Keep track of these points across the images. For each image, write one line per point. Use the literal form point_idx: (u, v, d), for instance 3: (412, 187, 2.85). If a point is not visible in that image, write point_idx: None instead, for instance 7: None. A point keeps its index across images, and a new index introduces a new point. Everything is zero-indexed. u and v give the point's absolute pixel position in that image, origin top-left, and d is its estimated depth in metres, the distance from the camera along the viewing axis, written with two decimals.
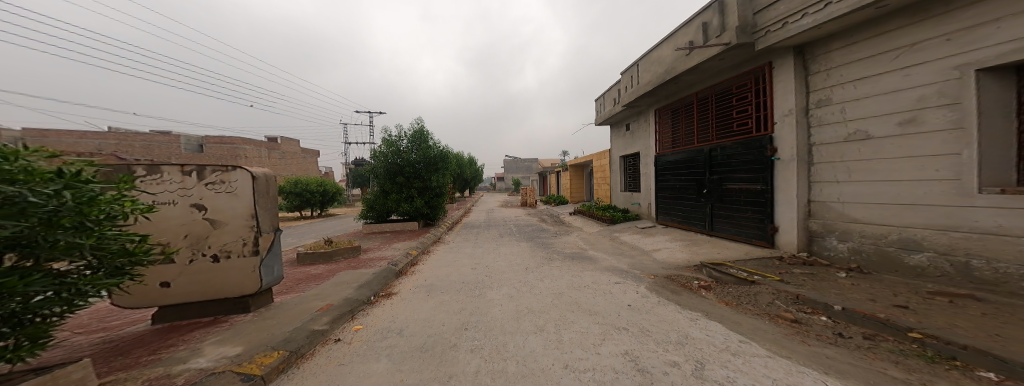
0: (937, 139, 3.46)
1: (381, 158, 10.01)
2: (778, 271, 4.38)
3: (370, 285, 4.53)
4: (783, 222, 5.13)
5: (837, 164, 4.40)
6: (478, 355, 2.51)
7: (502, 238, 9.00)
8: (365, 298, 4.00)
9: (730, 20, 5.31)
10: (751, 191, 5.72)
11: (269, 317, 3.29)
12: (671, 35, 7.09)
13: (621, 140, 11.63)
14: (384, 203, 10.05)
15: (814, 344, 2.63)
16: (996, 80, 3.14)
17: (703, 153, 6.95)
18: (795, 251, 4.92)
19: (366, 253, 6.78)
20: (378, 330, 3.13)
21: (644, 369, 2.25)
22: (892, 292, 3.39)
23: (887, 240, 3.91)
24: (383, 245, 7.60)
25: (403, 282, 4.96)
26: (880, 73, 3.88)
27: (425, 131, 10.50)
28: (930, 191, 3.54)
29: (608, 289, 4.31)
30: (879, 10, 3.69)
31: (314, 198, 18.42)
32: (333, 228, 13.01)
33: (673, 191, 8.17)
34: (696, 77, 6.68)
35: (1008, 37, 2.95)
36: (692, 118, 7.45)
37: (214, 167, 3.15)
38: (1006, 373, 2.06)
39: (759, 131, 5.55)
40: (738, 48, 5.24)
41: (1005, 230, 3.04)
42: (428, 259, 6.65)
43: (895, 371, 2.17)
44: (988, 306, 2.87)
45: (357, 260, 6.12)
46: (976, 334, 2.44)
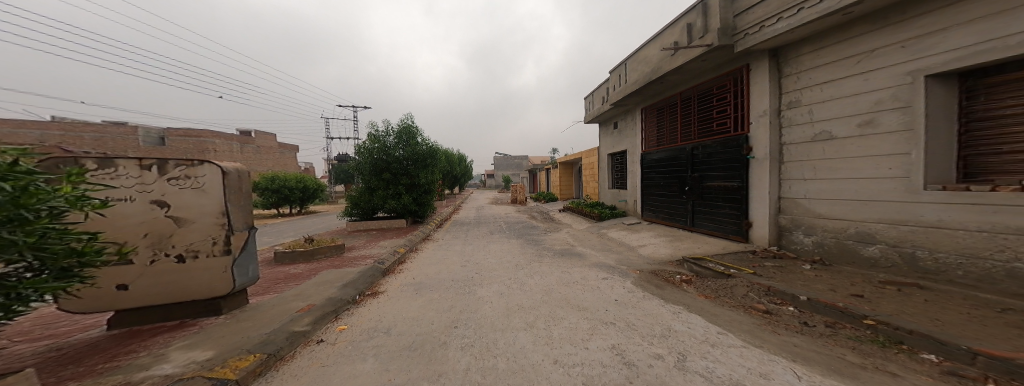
0: (889, 140, 3.73)
1: (367, 156, 9.76)
2: (752, 265, 4.62)
3: (355, 284, 4.42)
4: (756, 218, 5.39)
5: (805, 163, 4.67)
6: (468, 353, 2.50)
7: (492, 235, 8.97)
8: (350, 298, 3.90)
9: (712, 21, 5.49)
10: (728, 189, 5.96)
11: (243, 319, 3.15)
12: (658, 35, 7.25)
13: (609, 138, 11.85)
14: (371, 200, 9.82)
15: (784, 334, 2.80)
16: (946, 84, 3.38)
17: (685, 151, 7.19)
18: (767, 245, 5.19)
19: (352, 252, 6.60)
20: (363, 330, 3.06)
21: (630, 362, 2.32)
22: (850, 282, 3.65)
23: (846, 234, 4.19)
24: (369, 244, 7.43)
25: (391, 281, 4.87)
26: (844, 77, 4.14)
27: (412, 127, 10.26)
28: (884, 188, 3.81)
29: (596, 284, 4.40)
30: (844, 17, 3.92)
31: (294, 195, 17.69)
32: (316, 225, 12.64)
33: (657, 188, 8.43)
34: (680, 77, 6.87)
35: (953, 46, 3.21)
36: (676, 117, 7.67)
37: (177, 161, 2.97)
38: (943, 354, 2.29)
39: (736, 131, 5.79)
40: (718, 50, 5.44)
41: (945, 224, 3.32)
42: (416, 257, 6.55)
43: (852, 357, 2.35)
44: (930, 293, 3.15)
45: (341, 259, 5.94)
46: (919, 319, 2.68)
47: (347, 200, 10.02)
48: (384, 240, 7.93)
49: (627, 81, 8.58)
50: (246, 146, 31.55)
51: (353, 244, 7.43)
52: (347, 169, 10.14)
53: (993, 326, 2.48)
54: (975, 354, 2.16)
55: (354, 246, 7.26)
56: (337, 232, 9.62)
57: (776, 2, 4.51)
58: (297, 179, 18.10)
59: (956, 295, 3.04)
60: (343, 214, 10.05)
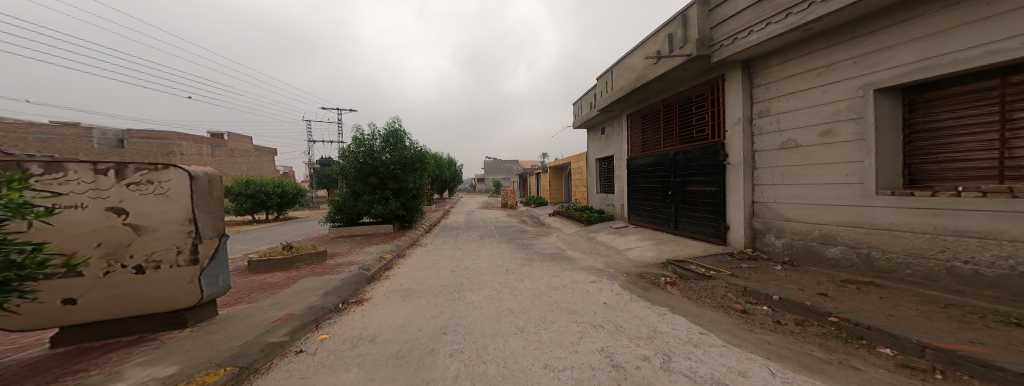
0: (845, 148, 4.02)
1: (352, 159, 9.48)
2: (729, 266, 4.81)
3: (338, 291, 4.26)
4: (732, 221, 5.63)
5: (774, 169, 4.94)
6: (457, 359, 2.47)
7: (482, 240, 8.92)
8: (333, 306, 3.76)
9: (691, 32, 5.74)
10: (707, 193, 6.21)
11: (212, 331, 2.97)
12: (642, 44, 7.50)
13: (597, 143, 12.10)
14: (356, 205, 9.56)
15: (760, 332, 2.93)
16: (894, 98, 3.69)
17: (668, 156, 7.44)
18: (743, 247, 5.43)
19: (336, 258, 6.38)
20: (346, 339, 2.95)
21: (618, 364, 2.36)
22: (816, 281, 3.88)
23: (812, 235, 4.46)
24: (354, 250, 7.21)
25: (377, 287, 4.73)
26: (806, 89, 4.44)
27: (400, 130, 10.04)
28: (842, 193, 4.08)
29: (585, 287, 4.46)
30: (807, 32, 4.21)
31: (273, 200, 16.93)
32: (297, 232, 12.15)
33: (642, 193, 8.66)
34: (663, 85, 7.13)
35: (898, 63, 3.52)
36: (659, 124, 7.94)
37: (139, 165, 2.79)
38: (898, 348, 2.46)
39: (714, 138, 6.06)
40: (697, 60, 5.70)
41: (895, 226, 3.59)
42: (404, 263, 6.40)
43: (820, 352, 2.49)
44: (886, 290, 3.39)
45: (324, 266, 5.73)
46: (877, 315, 2.88)
47: (330, 205, 9.71)
48: (371, 245, 7.72)
49: (613, 88, 8.82)
50: (219, 149, 30.02)
51: (336, 251, 7.19)
52: (331, 172, 9.83)
53: (939, 320, 2.70)
54: (924, 347, 2.34)
55: (337, 252, 7.03)
56: (320, 238, 9.31)
57: (748, 16, 4.79)
58: (275, 184, 17.34)
59: (908, 292, 3.28)
60: (326, 220, 9.74)
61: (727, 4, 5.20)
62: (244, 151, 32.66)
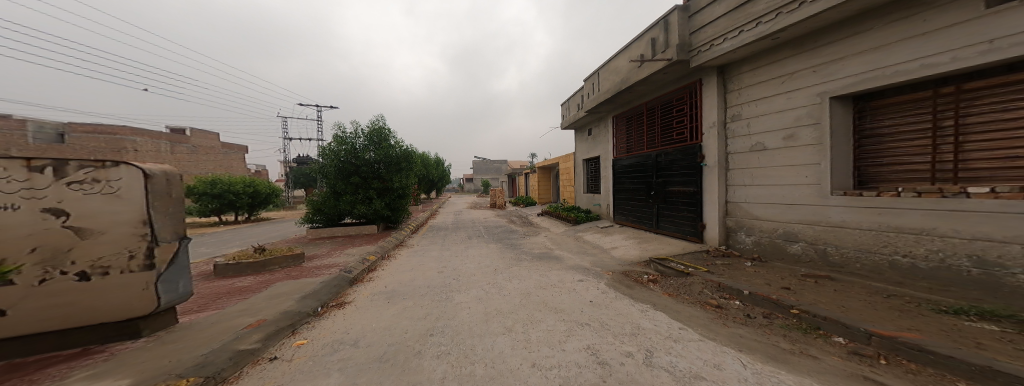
0: (804, 151, 4.30)
1: (333, 158, 9.09)
2: (705, 263, 5.02)
3: (316, 295, 4.08)
4: (708, 220, 5.87)
5: (745, 170, 5.21)
6: (443, 361, 2.43)
7: (470, 240, 8.83)
8: (311, 310, 3.60)
9: (671, 38, 5.94)
10: (685, 193, 6.44)
11: (172, 340, 2.78)
12: (626, 48, 7.67)
13: (584, 144, 12.27)
14: (337, 206, 9.18)
15: (732, 326, 3.07)
16: (846, 105, 3.97)
17: (651, 157, 7.66)
18: (717, 245, 5.67)
19: (316, 261, 6.12)
20: (326, 345, 2.83)
21: (604, 361, 2.40)
22: (781, 276, 4.12)
23: (776, 233, 4.73)
24: (334, 252, 6.94)
25: (359, 290, 4.56)
26: (772, 95, 4.71)
27: (384, 129, 9.73)
28: (802, 193, 4.36)
29: (572, 287, 4.51)
30: (774, 41, 4.46)
31: (243, 201, 16.04)
32: (272, 233, 11.57)
33: (626, 193, 8.87)
34: (646, 88, 7.33)
35: (849, 73, 3.80)
36: (642, 126, 8.16)
37: (82, 163, 2.55)
38: (849, 336, 2.66)
39: (692, 140, 6.29)
40: (677, 64, 5.90)
41: (847, 223, 3.87)
42: (388, 264, 6.22)
43: (784, 343, 2.64)
44: (841, 283, 3.65)
45: (303, 269, 5.48)
46: (831, 306, 3.09)
47: (309, 206, 9.29)
48: (353, 247, 7.46)
49: (600, 90, 8.98)
50: (184, 145, 28.11)
51: (315, 253, 6.90)
52: (310, 171, 9.40)
53: (884, 309, 2.94)
54: (872, 335, 2.53)
55: (317, 254, 6.74)
56: (298, 240, 8.89)
57: (723, 24, 5.01)
58: (245, 183, 16.42)
59: (860, 285, 3.54)
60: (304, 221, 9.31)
61: (704, 12, 5.40)
62: (210, 148, 30.72)
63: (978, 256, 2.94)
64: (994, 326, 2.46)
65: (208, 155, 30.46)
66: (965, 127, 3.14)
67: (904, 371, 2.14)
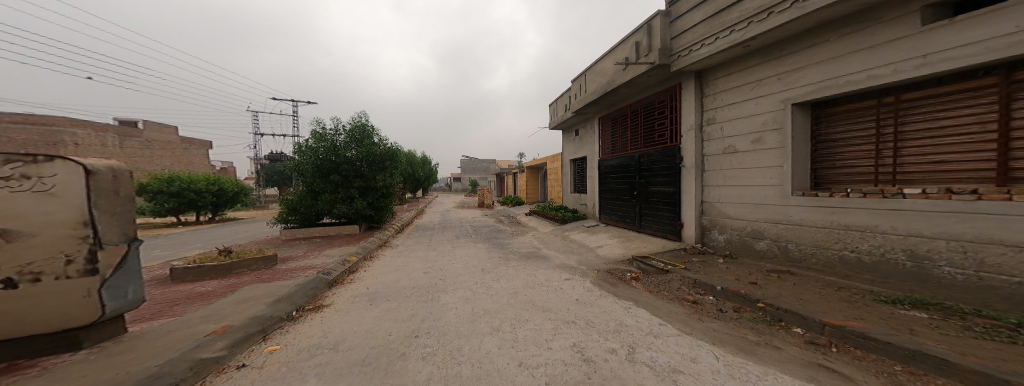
0: (770, 154, 4.55)
1: (311, 156, 8.67)
2: (683, 260, 5.21)
3: (291, 298, 3.88)
4: (685, 219, 6.08)
5: (718, 172, 5.44)
6: (429, 363, 2.38)
7: (457, 240, 8.72)
8: (285, 314, 3.42)
9: (653, 42, 6.11)
10: (665, 193, 6.64)
11: (123, 350, 2.56)
12: (612, 51, 7.82)
13: (571, 144, 12.41)
14: (315, 205, 8.77)
15: (707, 320, 3.20)
16: (806, 111, 4.24)
17: (634, 158, 7.84)
18: (693, 243, 5.89)
19: (291, 263, 5.84)
20: (302, 349, 2.70)
21: (589, 358, 2.43)
22: (749, 272, 4.34)
23: (745, 231, 4.97)
24: (311, 253, 6.64)
25: (340, 292, 4.39)
26: (742, 101, 4.96)
27: (367, 126, 9.40)
28: (767, 194, 4.61)
29: (559, 285, 4.54)
30: (746, 49, 4.68)
31: (205, 200, 15.10)
32: (242, 234, 10.95)
33: (611, 193, 9.05)
34: (630, 90, 7.49)
35: (808, 81, 4.06)
36: (626, 128, 8.34)
37: (9, 157, 2.29)
38: (806, 327, 2.84)
39: (672, 142, 6.48)
40: (658, 68, 6.07)
41: (805, 222, 4.13)
42: (371, 265, 6.02)
43: (752, 335, 2.79)
44: (801, 278, 3.89)
45: (276, 272, 5.21)
46: (791, 299, 3.29)
47: (284, 205, 8.83)
48: (333, 248, 7.18)
49: (587, 91, 9.10)
50: (136, 139, 25.77)
51: (290, 254, 6.58)
52: (286, 169, 8.93)
53: (836, 301, 3.15)
54: (825, 325, 2.72)
55: (292, 256, 6.42)
56: (271, 241, 8.44)
57: (701, 30, 5.21)
58: (208, 181, 15.43)
59: (816, 279, 3.78)
60: (278, 221, 8.84)
61: (685, 17, 5.57)
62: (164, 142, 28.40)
63: (911, 250, 3.22)
64: (926, 313, 2.71)
65: (163, 150, 28.15)
66: (903, 134, 3.43)
67: (852, 358, 2.32)
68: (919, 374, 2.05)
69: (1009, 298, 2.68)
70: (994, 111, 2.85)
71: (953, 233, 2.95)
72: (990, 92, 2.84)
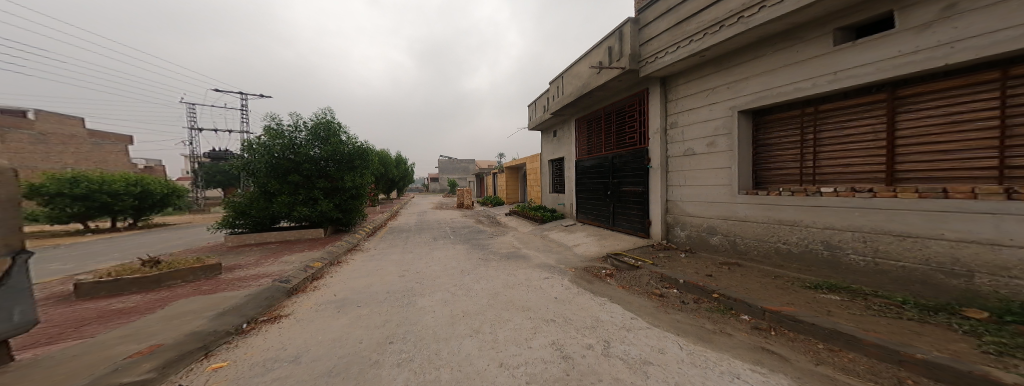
0: (720, 156, 4.93)
1: (264, 154, 7.98)
2: (651, 256, 5.49)
3: (240, 310, 3.58)
4: (652, 217, 6.41)
5: (678, 173, 5.79)
6: (405, 369, 2.32)
7: (435, 242, 8.52)
8: (232, 328, 3.16)
9: (623, 48, 6.38)
10: (634, 192, 6.96)
11: (25, 378, 2.22)
12: (586, 54, 8.05)
13: (549, 145, 12.62)
14: (270, 208, 8.08)
15: (672, 312, 3.40)
16: (749, 119, 4.67)
17: (608, 159, 8.13)
18: (658, 239, 6.22)
19: (240, 272, 5.34)
20: (255, 364, 2.50)
21: (567, 355, 2.49)
22: (706, 265, 4.67)
23: (703, 228, 5.32)
24: (266, 260, 6.13)
25: (302, 300, 4.11)
26: (698, 107, 5.34)
27: (333, 123, 8.87)
28: (719, 193, 4.98)
29: (539, 284, 4.60)
30: (702, 58, 5.04)
31: (123, 203, 13.19)
32: (176, 242, 9.77)
33: (587, 192, 9.33)
34: (604, 93, 7.75)
35: (750, 91, 4.47)
36: (601, 130, 8.62)
37: None
38: (751, 314, 3.12)
39: (641, 144, 6.79)
40: (628, 74, 6.35)
41: (749, 218, 4.51)
42: (337, 271, 5.70)
43: (710, 324, 3.01)
44: (749, 269, 4.25)
45: (221, 283, 4.74)
46: (740, 289, 3.59)
47: (231, 208, 8.03)
48: (292, 253, 6.69)
49: (564, 93, 9.30)
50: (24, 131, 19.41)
51: (240, 263, 6.01)
52: (233, 168, 8.14)
53: (776, 288, 3.49)
54: (765, 311, 3.00)
55: (241, 264, 5.87)
56: (215, 248, 7.61)
57: (663, 40, 5.53)
58: (127, 181, 13.51)
59: (759, 270, 4.17)
60: (223, 226, 8.03)
61: (651, 26, 5.84)
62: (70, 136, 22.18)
63: (828, 241, 3.65)
64: (839, 296, 3.11)
65: (63, 144, 21.44)
66: (822, 141, 3.91)
67: (787, 339, 2.59)
68: (837, 350, 2.34)
69: (898, 280, 3.14)
70: (884, 122, 3.34)
71: (855, 225, 3.41)
72: (881, 105, 3.35)
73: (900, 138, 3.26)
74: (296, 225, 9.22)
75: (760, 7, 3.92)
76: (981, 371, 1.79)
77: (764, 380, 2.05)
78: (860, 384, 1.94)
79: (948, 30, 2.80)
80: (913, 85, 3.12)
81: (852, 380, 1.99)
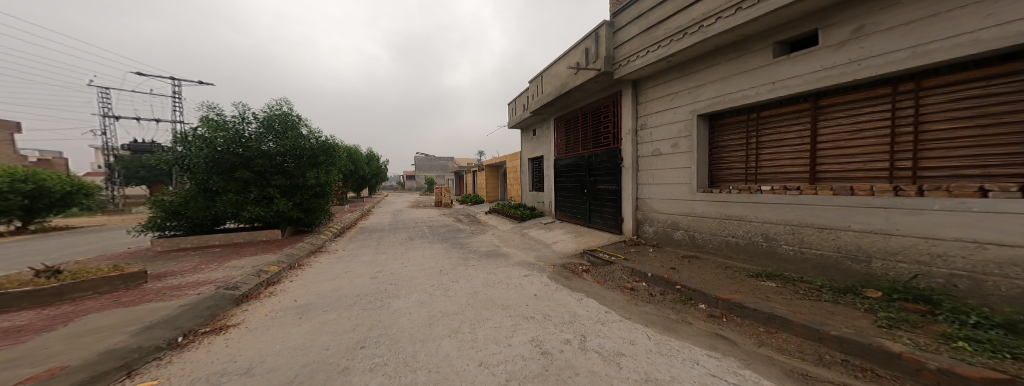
0: (682, 157, 5.27)
1: (205, 147, 7.24)
2: (624, 251, 5.75)
3: (170, 323, 3.21)
4: (623, 214, 6.70)
5: (646, 172, 6.08)
6: (379, 373, 2.28)
7: (412, 241, 8.31)
8: (164, 342, 2.83)
9: (598, 50, 6.58)
10: (607, 191, 7.24)
11: None
12: (565, 54, 8.20)
13: (529, 144, 12.74)
14: (212, 207, 7.30)
15: (641, 304, 3.61)
16: (706, 122, 5.02)
17: (585, 159, 8.38)
18: (629, 235, 6.51)
19: (172, 280, 4.69)
20: (195, 381, 2.30)
21: (546, 351, 2.57)
22: (669, 259, 4.96)
23: (667, 224, 5.65)
24: (207, 266, 5.53)
25: (254, 309, 3.82)
26: (663, 110, 5.67)
27: (290, 116, 8.32)
28: (680, 191, 5.31)
29: (519, 282, 4.66)
30: (668, 64, 5.34)
31: (8, 202, 10.94)
32: (77, 249, 8.31)
33: (565, 191, 9.55)
34: (581, 94, 7.95)
35: (705, 96, 4.83)
36: (578, 130, 8.85)
37: None
38: (707, 302, 3.38)
39: (614, 144, 7.06)
40: (603, 75, 6.56)
41: (705, 214, 4.86)
42: (295, 275, 5.34)
43: (674, 315, 3.22)
44: (706, 261, 4.59)
45: (145, 293, 4.10)
46: (700, 280, 3.86)
47: (160, 208, 7.09)
48: (242, 258, 6.13)
49: (543, 92, 9.42)
50: None
51: (172, 270, 5.34)
52: (167, 163, 7.32)
53: (729, 278, 3.80)
54: (717, 299, 3.26)
55: (173, 272, 5.20)
56: (140, 254, 6.67)
57: (634, 44, 5.78)
58: (12, 177, 11.20)
59: (712, 262, 4.53)
60: (152, 228, 7.12)
61: (624, 30, 6.07)
62: None
63: (767, 234, 4.04)
64: (776, 283, 3.48)
65: None
66: (762, 144, 4.34)
67: (735, 324, 2.86)
68: (773, 332, 2.62)
69: (818, 266, 3.57)
70: (811, 128, 3.79)
71: (787, 219, 3.82)
72: (807, 114, 3.82)
73: (823, 142, 3.71)
74: (247, 226, 8.48)
75: (717, 18, 4.20)
76: (876, 343, 2.10)
77: (718, 363, 2.25)
78: (793, 362, 2.19)
79: (857, 49, 3.22)
80: (832, 96, 3.57)
81: (786, 359, 2.23)
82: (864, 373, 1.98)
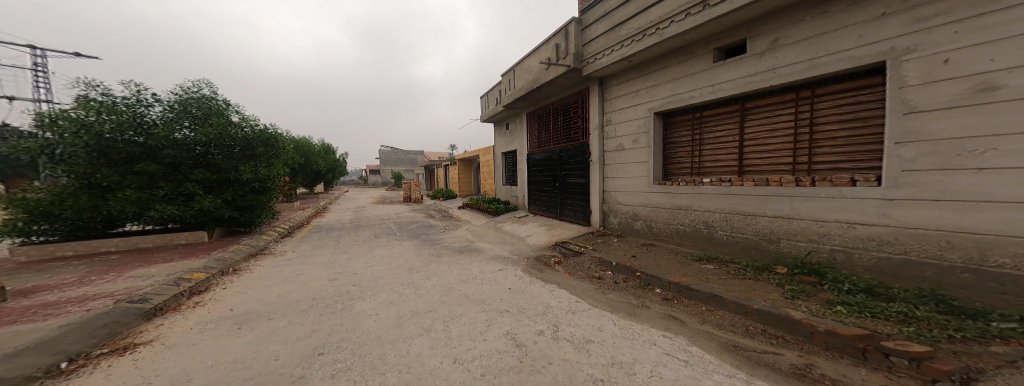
0: (641, 151, 5.60)
1: (83, 134, 6.10)
2: (594, 242, 6.04)
3: (53, 346, 2.73)
4: (591, 207, 7.01)
5: (611, 166, 6.40)
6: (341, 379, 2.23)
7: (377, 239, 8.00)
8: (41, 371, 2.39)
9: (568, 47, 6.75)
10: (577, 185, 7.52)
11: None
12: (536, 49, 8.28)
13: (502, 138, 12.74)
14: (103, 206, 6.25)
15: (608, 292, 3.85)
16: (661, 120, 5.38)
17: (556, 153, 8.59)
18: (596, 226, 6.83)
19: (45, 297, 3.94)
20: None
21: (520, 343, 2.67)
22: (629, 248, 5.28)
23: (629, 215, 6.00)
24: (97, 278, 4.78)
25: (173, 322, 3.43)
26: (625, 107, 5.98)
27: (207, 100, 7.35)
28: (639, 184, 5.66)
29: (493, 276, 4.73)
30: (628, 64, 5.63)
31: None
32: None
33: (537, 185, 9.74)
34: (552, 89, 8.10)
35: (659, 95, 5.19)
36: (550, 125, 9.02)
37: None
38: (663, 287, 3.67)
39: (583, 140, 7.32)
40: (572, 72, 6.74)
41: (660, 204, 5.24)
42: (223, 283, 4.86)
43: (636, 300, 3.48)
44: (662, 249, 4.96)
45: (4, 314, 3.41)
46: (656, 267, 4.17)
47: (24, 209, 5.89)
48: (150, 266, 5.41)
49: (515, 87, 9.44)
50: None
51: (43, 284, 4.50)
52: (28, 152, 6.03)
53: (680, 263, 4.15)
54: (670, 283, 3.58)
55: (42, 288, 4.37)
56: None
57: (599, 43, 6.02)
58: None
59: (665, 248, 4.93)
60: (15, 234, 5.92)
61: (590, 28, 6.28)
62: None
63: (708, 222, 4.46)
64: (717, 265, 3.88)
65: None
66: (704, 140, 4.75)
67: (685, 305, 3.17)
68: (713, 310, 2.94)
69: (744, 248, 4.04)
70: (743, 127, 4.22)
71: (722, 208, 4.25)
72: (739, 114, 4.26)
73: (750, 139, 4.16)
74: (156, 229, 7.42)
75: (670, 22, 4.50)
76: (787, 313, 2.45)
77: (672, 342, 2.50)
78: (729, 336, 2.48)
79: (773, 59, 3.69)
80: (757, 99, 4.03)
81: (724, 333, 2.53)
82: (777, 340, 2.33)
